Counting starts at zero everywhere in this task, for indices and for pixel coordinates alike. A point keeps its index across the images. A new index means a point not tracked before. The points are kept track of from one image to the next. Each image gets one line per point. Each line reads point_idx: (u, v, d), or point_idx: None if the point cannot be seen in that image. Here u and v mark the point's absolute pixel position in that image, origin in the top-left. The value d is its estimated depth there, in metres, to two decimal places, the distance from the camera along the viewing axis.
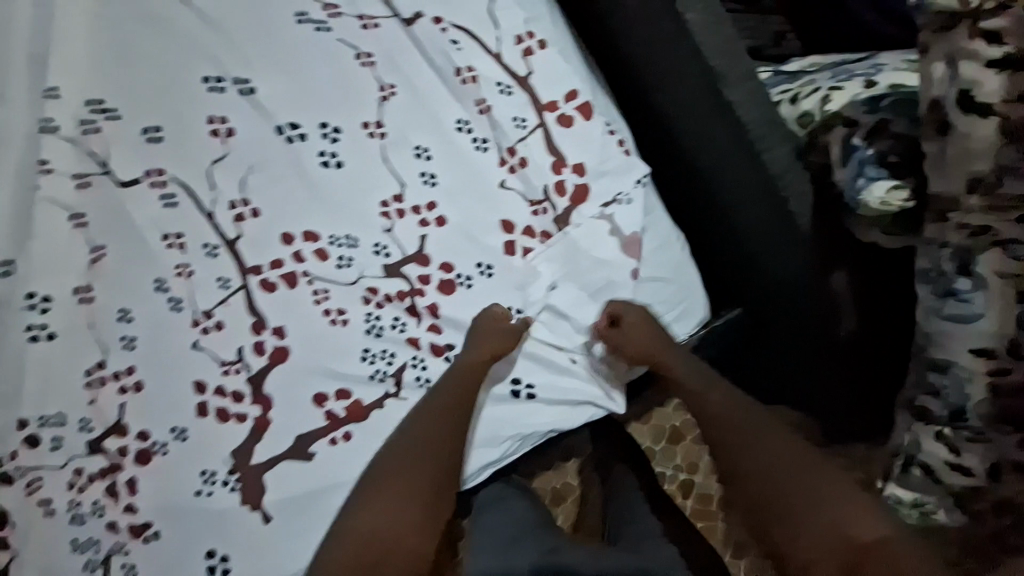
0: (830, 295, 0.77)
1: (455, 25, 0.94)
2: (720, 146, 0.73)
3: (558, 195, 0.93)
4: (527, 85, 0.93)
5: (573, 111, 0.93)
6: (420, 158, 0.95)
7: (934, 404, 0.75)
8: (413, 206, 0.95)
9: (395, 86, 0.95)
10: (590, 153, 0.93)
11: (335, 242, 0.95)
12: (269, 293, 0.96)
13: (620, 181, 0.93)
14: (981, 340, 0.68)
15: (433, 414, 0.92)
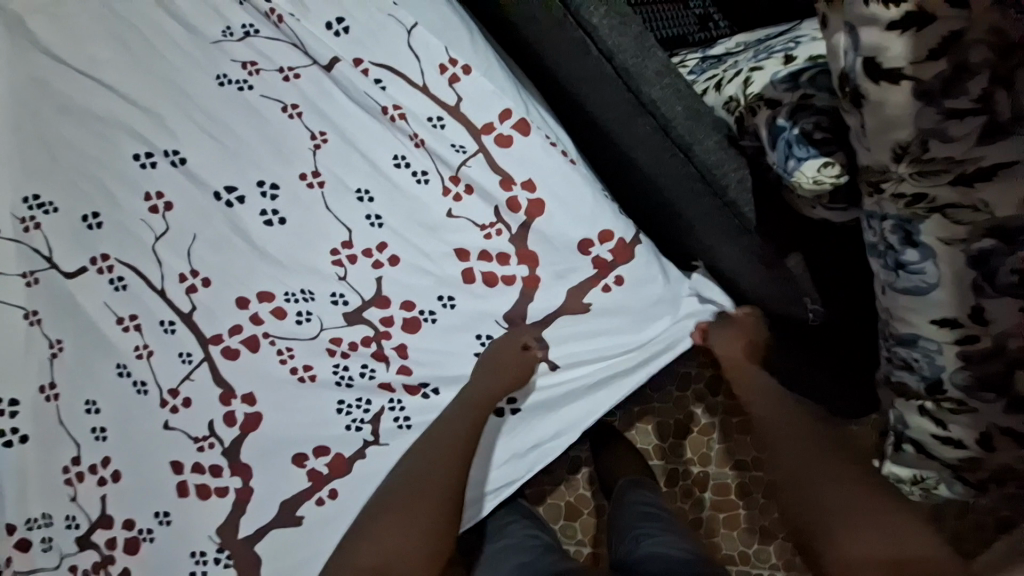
0: (793, 280, 0.74)
1: (375, 64, 0.92)
2: (652, 146, 0.70)
3: (513, 212, 0.90)
4: (458, 113, 0.90)
5: (510, 130, 0.89)
6: (363, 201, 0.93)
7: (909, 379, 0.62)
8: (364, 250, 0.93)
9: (326, 133, 0.94)
10: (534, 168, 0.89)
11: (291, 298, 0.93)
12: (232, 360, 0.93)
13: (573, 190, 0.89)
14: (942, 317, 0.55)
15: (432, 447, 0.84)
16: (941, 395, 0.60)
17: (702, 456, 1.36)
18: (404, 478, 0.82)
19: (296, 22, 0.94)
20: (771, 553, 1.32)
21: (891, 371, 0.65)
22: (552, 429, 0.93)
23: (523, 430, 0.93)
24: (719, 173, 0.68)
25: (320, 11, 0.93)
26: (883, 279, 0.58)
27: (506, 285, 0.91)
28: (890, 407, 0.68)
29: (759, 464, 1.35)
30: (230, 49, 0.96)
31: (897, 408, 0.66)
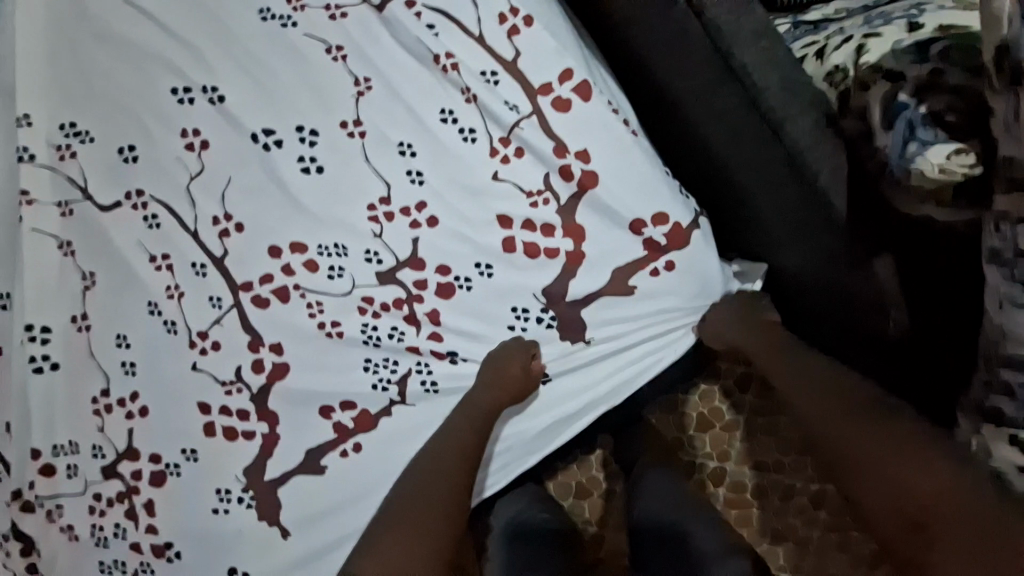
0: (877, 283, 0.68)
1: (430, 9, 0.85)
2: (736, 117, 0.63)
3: (563, 181, 0.84)
4: (515, 70, 0.83)
5: (570, 92, 0.82)
6: (404, 155, 0.88)
7: (1008, 407, 0.56)
8: (402, 208, 0.88)
9: (370, 80, 0.88)
10: (591, 136, 0.83)
11: (324, 252, 0.90)
12: (261, 309, 0.92)
13: (630, 164, 0.83)
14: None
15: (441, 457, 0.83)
16: None
17: (722, 453, 1.32)
18: (419, 493, 0.80)
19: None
20: (780, 555, 1.24)
21: (986, 397, 0.58)
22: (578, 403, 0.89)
23: (548, 404, 0.90)
24: (808, 155, 0.61)
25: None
26: (1003, 293, 0.51)
27: (548, 259, 0.86)
28: (970, 435, 0.61)
29: (780, 466, 1.29)
30: None
31: (982, 437, 0.59)
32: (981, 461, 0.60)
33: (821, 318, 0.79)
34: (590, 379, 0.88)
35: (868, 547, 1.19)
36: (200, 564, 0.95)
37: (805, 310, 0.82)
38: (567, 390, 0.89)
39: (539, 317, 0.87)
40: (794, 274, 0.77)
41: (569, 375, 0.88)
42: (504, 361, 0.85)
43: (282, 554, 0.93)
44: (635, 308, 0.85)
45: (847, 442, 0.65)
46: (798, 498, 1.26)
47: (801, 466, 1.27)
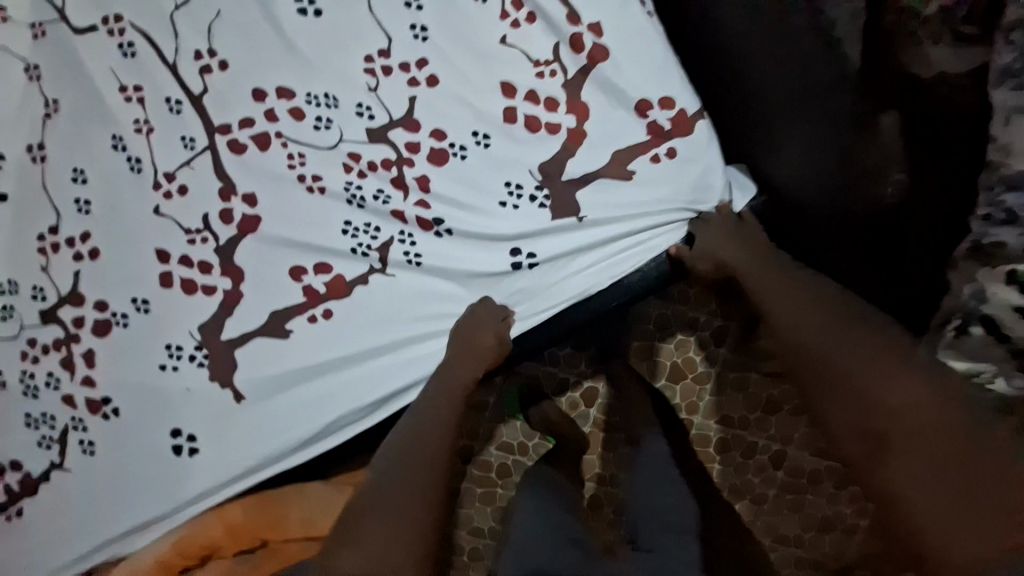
0: (879, 147, 0.66)
1: None
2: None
3: (573, 53, 0.81)
4: None
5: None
6: (410, 9, 0.84)
7: (1009, 238, 0.55)
8: (401, 63, 0.84)
9: None
10: (607, 10, 0.80)
11: (313, 101, 0.85)
12: (237, 156, 0.86)
13: (643, 43, 0.81)
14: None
15: (412, 433, 0.78)
16: None
17: (691, 405, 1.20)
18: (386, 469, 0.75)
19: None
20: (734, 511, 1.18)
21: (985, 233, 0.57)
22: (554, 290, 0.84)
23: (528, 287, 0.84)
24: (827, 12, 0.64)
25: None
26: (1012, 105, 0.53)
27: (549, 134, 0.83)
28: (965, 281, 0.58)
29: (745, 423, 1.19)
30: None
31: (977, 280, 0.57)
32: (973, 309, 0.57)
33: (825, 220, 0.76)
34: (583, 264, 0.84)
35: (818, 509, 1.15)
36: (140, 423, 0.88)
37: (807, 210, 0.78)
38: (558, 273, 0.84)
39: (533, 195, 0.83)
40: (801, 163, 0.75)
41: (558, 257, 0.84)
42: (470, 323, 0.82)
43: (233, 419, 0.87)
44: (633, 193, 0.82)
45: (858, 377, 0.61)
46: (759, 456, 1.18)
47: (767, 423, 1.18)
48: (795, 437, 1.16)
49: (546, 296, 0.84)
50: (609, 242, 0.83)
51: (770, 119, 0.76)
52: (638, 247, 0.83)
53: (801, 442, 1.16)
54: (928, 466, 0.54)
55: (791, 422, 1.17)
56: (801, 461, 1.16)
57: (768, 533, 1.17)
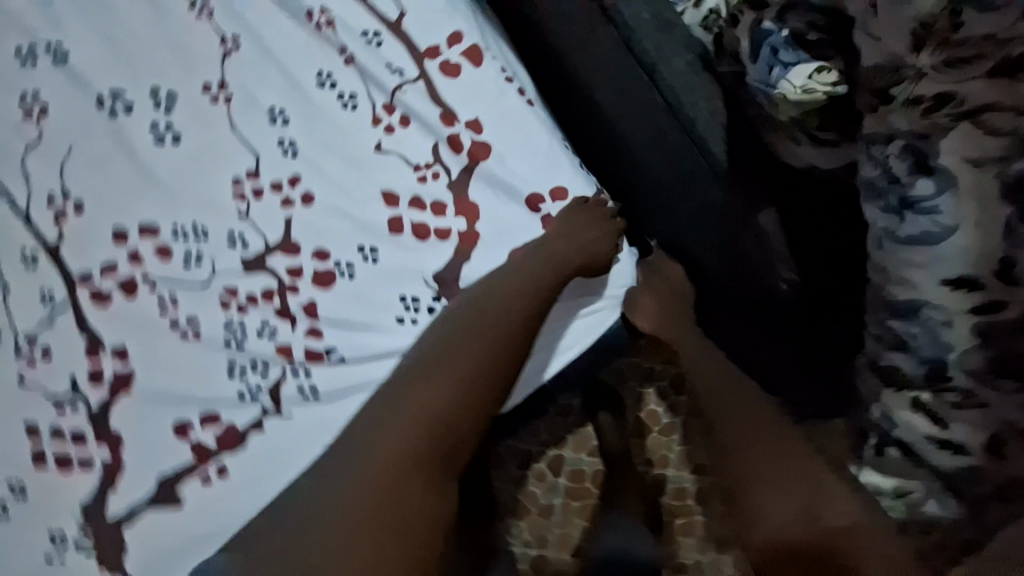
0: (767, 244, 0.63)
1: None
2: (615, 71, 0.63)
3: (452, 153, 0.76)
4: (399, 31, 0.76)
5: (459, 57, 0.76)
6: (274, 124, 0.77)
7: (903, 363, 0.49)
8: (272, 184, 0.77)
9: (238, 39, 0.78)
10: (484, 106, 0.76)
11: (179, 236, 0.78)
12: (102, 307, 0.77)
13: (524, 133, 0.77)
14: (975, 303, 0.42)
15: (456, 338, 0.68)
16: (944, 384, 0.46)
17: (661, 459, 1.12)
18: (431, 360, 0.68)
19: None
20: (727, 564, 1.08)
21: (880, 355, 0.52)
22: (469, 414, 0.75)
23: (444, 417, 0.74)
24: (686, 100, 0.58)
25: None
26: (881, 229, 0.46)
27: (439, 240, 0.77)
28: (874, 401, 0.54)
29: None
30: None
31: (884, 401, 0.52)
32: (886, 431, 0.53)
33: (737, 298, 0.75)
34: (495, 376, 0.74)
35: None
36: None
37: (718, 282, 0.76)
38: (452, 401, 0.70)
39: (430, 306, 0.76)
40: (698, 244, 0.73)
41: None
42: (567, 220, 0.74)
43: None
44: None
45: (797, 464, 0.56)
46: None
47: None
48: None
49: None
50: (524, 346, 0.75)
51: (661, 203, 0.74)
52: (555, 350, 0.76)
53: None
54: None
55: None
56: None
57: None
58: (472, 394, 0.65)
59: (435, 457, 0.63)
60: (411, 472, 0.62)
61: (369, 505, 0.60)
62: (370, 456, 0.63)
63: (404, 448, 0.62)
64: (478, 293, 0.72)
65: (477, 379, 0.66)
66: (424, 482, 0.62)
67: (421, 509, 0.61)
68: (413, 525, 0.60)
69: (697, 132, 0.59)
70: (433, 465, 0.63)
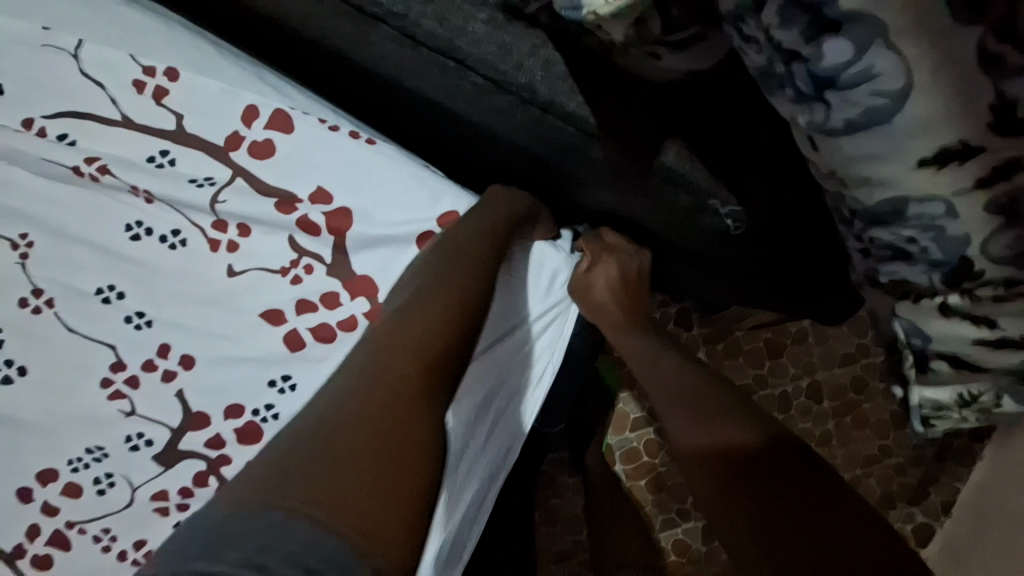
0: (685, 184, 0.53)
1: (52, 117, 0.65)
2: (430, 75, 0.55)
3: (310, 237, 0.64)
4: (184, 137, 0.63)
5: (264, 132, 0.63)
6: (111, 302, 0.65)
7: (911, 272, 0.41)
8: (143, 364, 0.65)
9: (29, 234, 0.66)
10: (321, 170, 0.64)
11: (81, 465, 0.67)
12: (44, 572, 0.67)
13: (379, 176, 0.64)
14: (952, 144, 0.33)
15: (440, 263, 0.58)
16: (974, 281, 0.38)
17: None
18: (422, 285, 0.57)
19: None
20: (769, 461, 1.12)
21: (874, 269, 0.43)
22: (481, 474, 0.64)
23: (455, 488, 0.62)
24: (508, 67, 0.52)
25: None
26: (807, 125, 0.38)
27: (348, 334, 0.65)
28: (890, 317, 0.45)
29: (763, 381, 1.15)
30: None
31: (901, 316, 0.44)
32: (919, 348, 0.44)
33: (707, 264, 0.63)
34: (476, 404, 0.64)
35: (884, 410, 1.12)
36: None
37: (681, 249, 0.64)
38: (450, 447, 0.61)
39: None
40: (631, 212, 0.62)
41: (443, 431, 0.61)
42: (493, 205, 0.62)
43: None
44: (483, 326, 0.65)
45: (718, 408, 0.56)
46: (798, 402, 1.14)
47: (781, 368, 1.15)
48: (815, 363, 1.14)
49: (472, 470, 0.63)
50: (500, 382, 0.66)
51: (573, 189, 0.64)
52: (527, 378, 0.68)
53: (823, 363, 1.14)
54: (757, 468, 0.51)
55: (801, 351, 1.15)
56: (836, 378, 1.14)
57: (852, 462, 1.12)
58: (461, 326, 0.54)
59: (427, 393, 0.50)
60: (402, 404, 0.48)
61: (349, 440, 0.45)
62: (353, 387, 0.49)
63: (405, 352, 0.51)
64: (441, 244, 0.60)
65: (468, 317, 0.56)
66: (417, 407, 0.49)
67: (408, 437, 0.47)
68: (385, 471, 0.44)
69: (541, 98, 0.52)
70: (426, 392, 0.50)
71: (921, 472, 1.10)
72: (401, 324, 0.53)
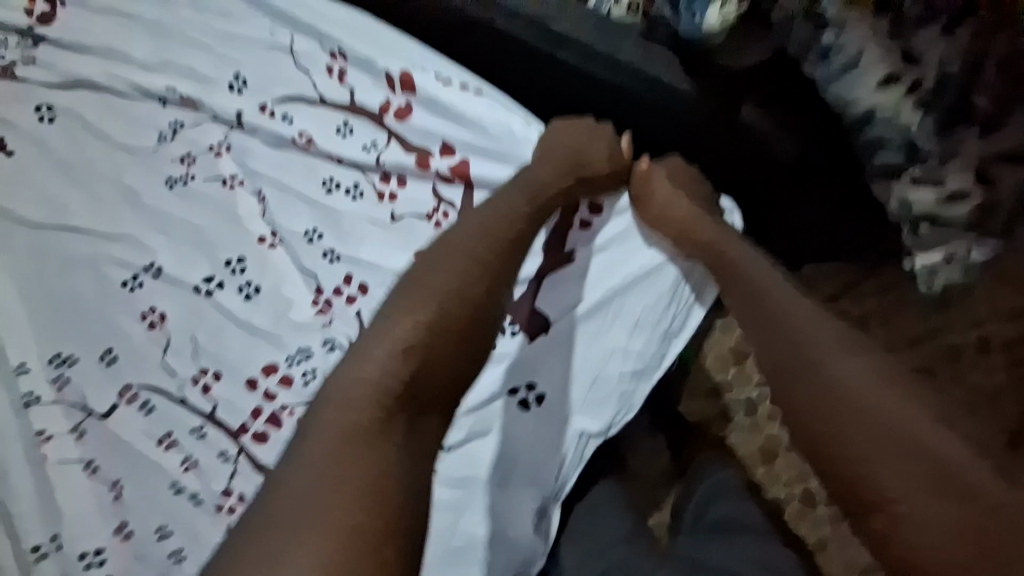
0: (752, 130, 0.81)
1: (274, 100, 0.97)
2: (565, 38, 0.83)
3: (446, 183, 0.94)
4: (357, 110, 0.96)
5: (407, 99, 0.95)
6: (313, 241, 0.94)
7: (893, 158, 0.80)
8: (334, 289, 0.93)
9: (264, 190, 0.96)
10: (449, 128, 0.94)
11: (292, 363, 0.92)
12: (262, 444, 0.90)
13: (491, 126, 0.93)
14: (884, 78, 0.77)
15: (424, 270, 0.73)
16: (919, 158, 0.78)
17: None
18: (433, 259, 0.74)
19: (209, 101, 0.99)
20: None
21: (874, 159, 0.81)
22: (590, 407, 0.88)
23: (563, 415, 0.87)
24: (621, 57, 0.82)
25: (219, 75, 0.98)
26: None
27: None
28: (886, 198, 0.82)
29: None
30: (170, 151, 0.99)
31: (896, 191, 0.80)
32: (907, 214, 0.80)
33: (759, 193, 0.91)
34: (593, 349, 0.89)
35: None
36: None
37: (735, 189, 0.93)
38: (569, 369, 0.88)
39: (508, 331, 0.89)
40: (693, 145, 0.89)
41: (566, 364, 0.88)
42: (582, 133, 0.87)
43: None
44: (600, 276, 0.91)
45: (840, 376, 0.62)
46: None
47: None
48: None
49: (602, 399, 0.89)
50: (622, 325, 0.89)
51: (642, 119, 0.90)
52: (625, 334, 0.89)
53: None
54: (882, 427, 0.59)
55: None
56: None
57: None
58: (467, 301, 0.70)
59: (388, 397, 0.63)
60: (372, 426, 0.61)
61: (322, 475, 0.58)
62: (334, 395, 0.64)
63: (369, 378, 0.64)
64: (450, 235, 0.77)
65: (473, 297, 0.70)
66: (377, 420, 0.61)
67: (370, 456, 0.59)
68: (369, 449, 0.59)
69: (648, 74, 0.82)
70: (386, 408, 0.62)
71: None
72: (402, 295, 0.71)
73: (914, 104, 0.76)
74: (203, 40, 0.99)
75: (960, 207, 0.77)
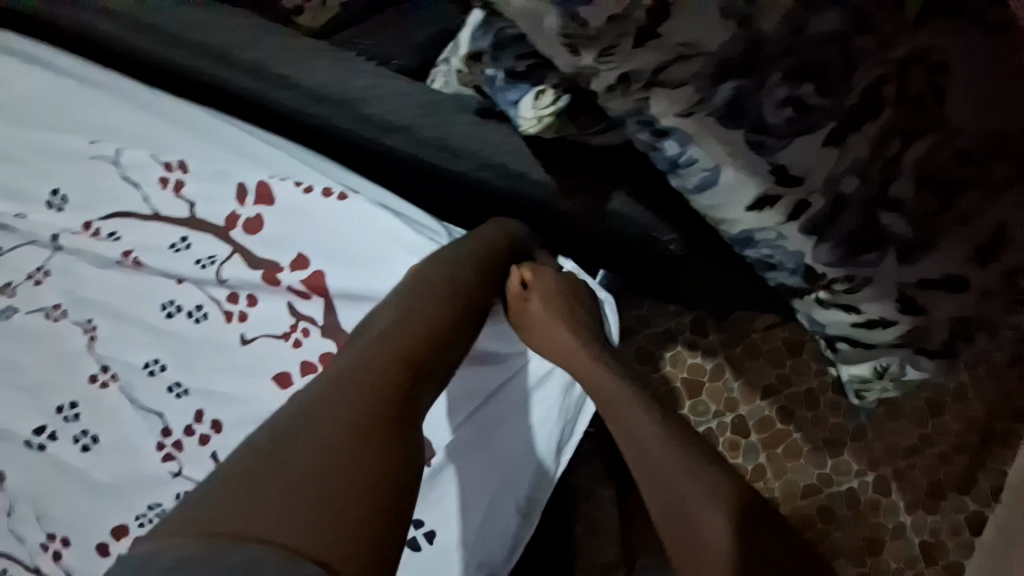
0: (631, 220, 0.76)
1: (103, 219, 0.86)
2: (418, 139, 0.80)
3: (302, 301, 0.81)
4: (196, 223, 0.85)
5: (255, 209, 0.85)
6: (155, 373, 0.81)
7: (786, 278, 0.68)
8: (183, 429, 0.79)
9: (94, 320, 0.84)
10: (300, 235, 0.83)
11: (144, 520, 0.76)
12: None
13: (349, 230, 0.82)
14: (757, 197, 0.60)
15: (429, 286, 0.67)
16: (823, 279, 0.64)
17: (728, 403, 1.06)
18: (422, 287, 0.67)
19: (22, 225, 0.87)
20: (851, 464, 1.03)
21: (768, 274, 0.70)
22: (482, 546, 0.74)
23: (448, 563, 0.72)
24: (483, 154, 0.77)
25: (37, 193, 0.88)
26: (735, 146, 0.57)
27: None
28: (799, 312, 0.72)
29: (787, 380, 1.07)
30: None
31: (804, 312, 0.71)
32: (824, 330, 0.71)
33: (646, 269, 0.89)
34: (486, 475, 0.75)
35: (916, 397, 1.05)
36: None
37: (617, 265, 0.90)
38: (457, 502, 0.74)
39: None
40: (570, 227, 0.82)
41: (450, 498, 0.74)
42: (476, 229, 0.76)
43: None
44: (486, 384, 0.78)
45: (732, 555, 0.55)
46: (824, 399, 1.05)
47: (804, 365, 1.06)
48: None
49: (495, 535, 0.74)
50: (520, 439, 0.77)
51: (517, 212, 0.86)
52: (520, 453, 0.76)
53: None
54: None
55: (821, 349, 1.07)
56: None
57: (894, 454, 1.03)
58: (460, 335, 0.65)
59: (397, 409, 0.51)
60: (378, 431, 0.48)
61: (304, 477, 0.42)
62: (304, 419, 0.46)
63: (356, 401, 0.49)
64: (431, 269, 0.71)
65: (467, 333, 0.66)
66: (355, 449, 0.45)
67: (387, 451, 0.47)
68: (357, 473, 0.44)
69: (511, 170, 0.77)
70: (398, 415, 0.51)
71: (967, 458, 1.02)
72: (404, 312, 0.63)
73: (797, 226, 0.61)
74: (17, 156, 0.90)
75: (889, 331, 0.65)
